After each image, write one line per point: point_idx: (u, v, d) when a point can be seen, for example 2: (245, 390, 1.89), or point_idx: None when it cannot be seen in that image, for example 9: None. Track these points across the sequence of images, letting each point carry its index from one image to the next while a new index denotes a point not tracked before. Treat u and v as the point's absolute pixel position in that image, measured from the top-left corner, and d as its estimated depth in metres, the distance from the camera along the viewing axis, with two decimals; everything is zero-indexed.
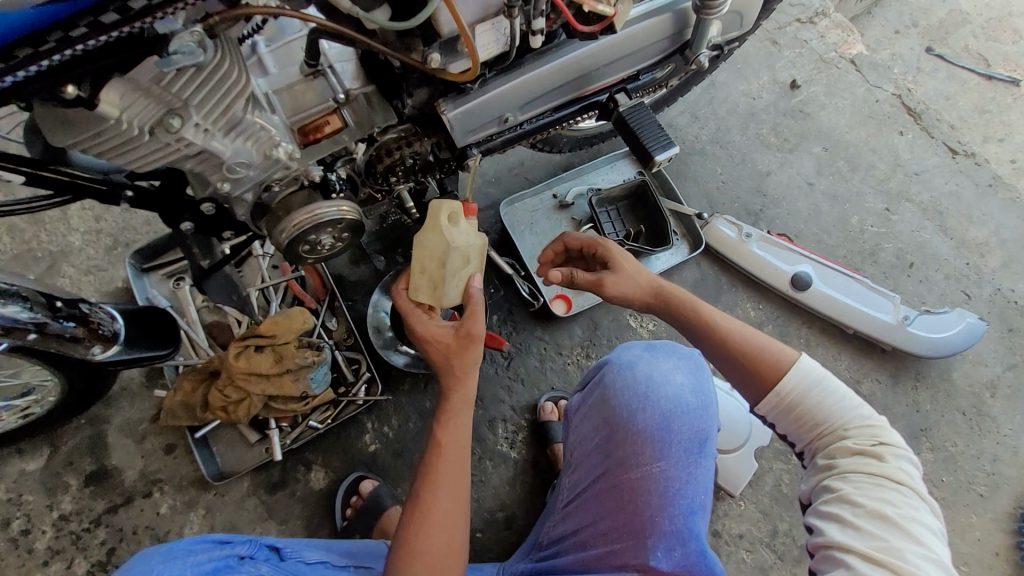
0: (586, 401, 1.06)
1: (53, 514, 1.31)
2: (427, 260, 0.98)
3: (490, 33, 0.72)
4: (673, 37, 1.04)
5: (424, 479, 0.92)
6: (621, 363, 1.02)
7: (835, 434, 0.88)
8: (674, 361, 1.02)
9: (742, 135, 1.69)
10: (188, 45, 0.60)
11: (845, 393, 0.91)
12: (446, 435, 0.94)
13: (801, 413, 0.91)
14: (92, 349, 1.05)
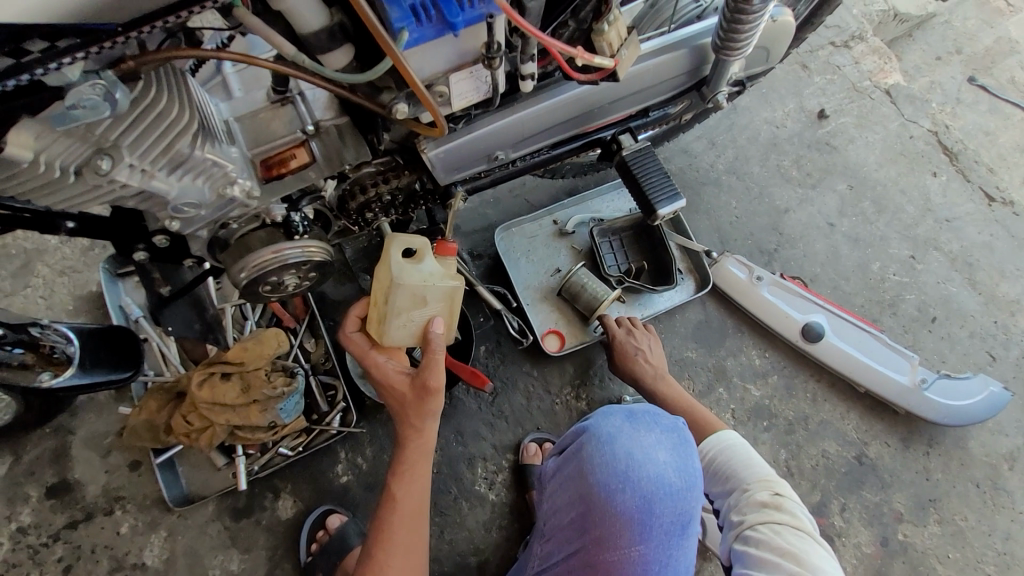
0: (562, 468, 0.98)
1: (11, 526, 1.25)
2: (380, 297, 0.87)
3: (467, 82, 0.60)
4: (689, 74, 0.94)
5: (378, 535, 0.90)
6: (600, 434, 0.94)
7: (741, 488, 0.98)
8: (657, 434, 0.94)
9: (761, 166, 1.58)
10: (91, 98, 0.52)
11: (745, 452, 1.02)
12: (400, 491, 0.91)
13: (716, 471, 1.04)
14: (43, 374, 1.01)
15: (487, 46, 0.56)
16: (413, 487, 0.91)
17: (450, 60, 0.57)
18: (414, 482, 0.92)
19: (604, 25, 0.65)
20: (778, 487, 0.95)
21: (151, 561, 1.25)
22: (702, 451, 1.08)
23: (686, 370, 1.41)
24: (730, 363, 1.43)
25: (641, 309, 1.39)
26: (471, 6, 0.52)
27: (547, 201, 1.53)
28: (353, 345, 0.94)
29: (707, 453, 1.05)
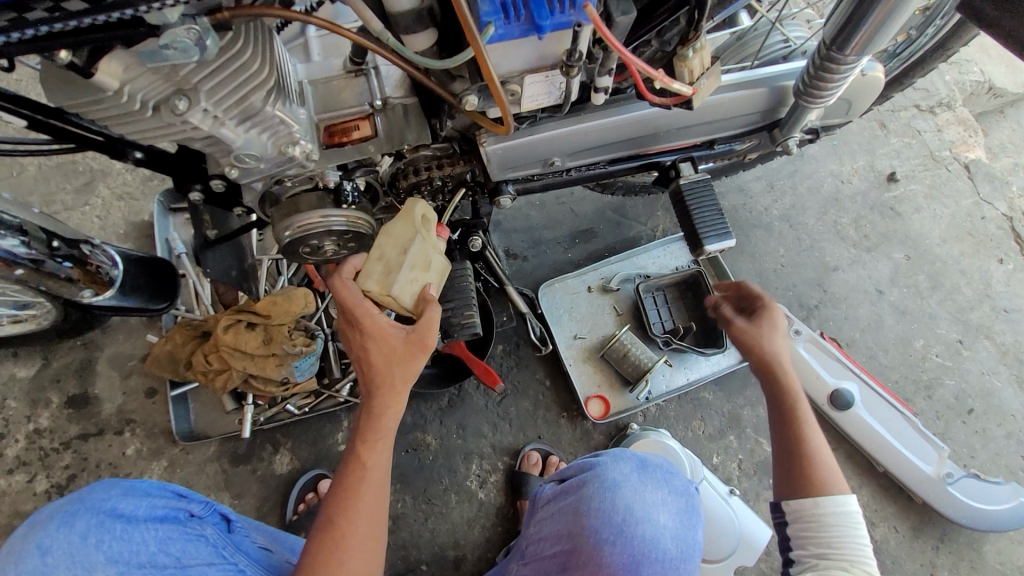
0: (558, 501, 0.99)
1: (30, 426, 1.32)
2: (389, 247, 0.86)
3: (541, 86, 0.60)
4: (764, 113, 0.92)
5: (343, 501, 0.82)
6: (605, 478, 0.95)
7: (840, 563, 0.80)
8: (662, 495, 0.95)
9: (817, 219, 1.54)
10: (183, 41, 0.54)
11: (861, 536, 0.83)
12: (370, 455, 0.85)
13: (817, 533, 0.83)
14: (85, 292, 1.03)
15: (568, 54, 0.55)
16: (383, 451, 0.86)
17: (528, 61, 0.57)
18: (383, 443, 0.86)
19: (689, 51, 0.64)
20: (873, 569, 0.80)
21: None
22: (813, 502, 0.83)
23: (699, 411, 1.38)
24: (746, 412, 1.39)
25: (689, 378, 1.37)
26: (562, 12, 0.51)
27: (591, 215, 1.53)
28: (342, 292, 0.86)
29: (818, 511, 0.83)
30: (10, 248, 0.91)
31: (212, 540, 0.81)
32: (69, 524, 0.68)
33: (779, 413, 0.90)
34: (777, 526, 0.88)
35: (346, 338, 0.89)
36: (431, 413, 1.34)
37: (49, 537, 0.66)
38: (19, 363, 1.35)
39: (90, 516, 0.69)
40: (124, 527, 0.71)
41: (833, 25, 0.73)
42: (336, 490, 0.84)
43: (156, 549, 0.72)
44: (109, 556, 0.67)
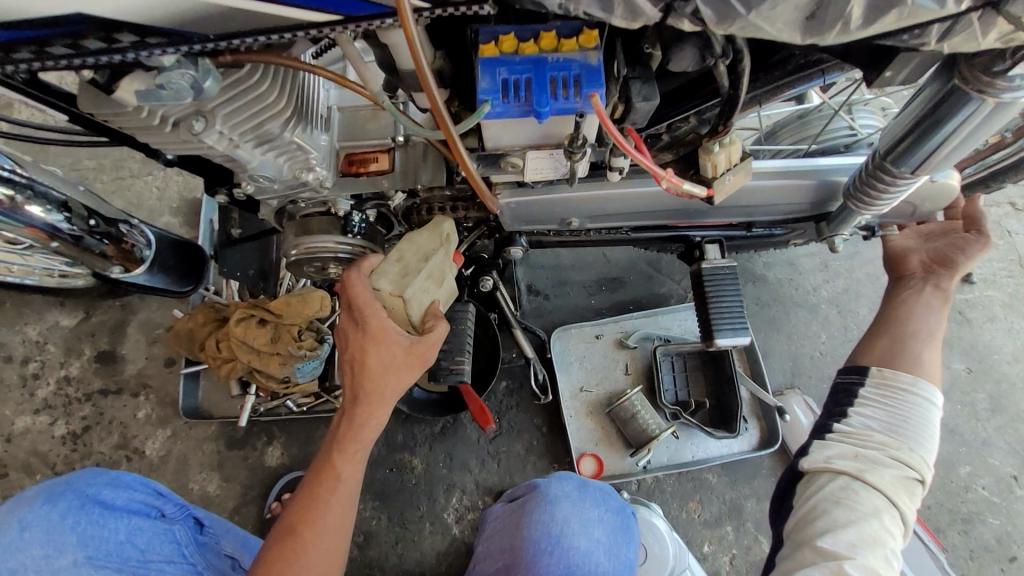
0: (505, 514, 1.02)
1: (61, 372, 1.42)
2: (411, 252, 0.81)
3: (544, 163, 0.56)
4: (812, 204, 0.84)
5: (310, 503, 0.80)
6: (546, 494, 0.97)
7: (886, 449, 0.80)
8: (600, 512, 0.96)
9: (871, 309, 1.41)
10: (178, 82, 0.54)
11: (930, 440, 0.82)
12: (347, 464, 0.82)
13: (893, 403, 0.84)
14: (115, 267, 1.10)
15: (571, 139, 0.52)
16: (359, 459, 0.83)
17: (531, 138, 0.54)
18: (362, 452, 0.82)
19: (715, 145, 0.59)
20: (904, 505, 0.78)
21: (150, 452, 1.36)
22: (908, 378, 0.85)
23: (699, 492, 1.30)
24: (750, 504, 1.29)
25: (696, 455, 1.29)
26: (565, 98, 0.48)
27: (624, 263, 1.47)
28: (351, 287, 0.77)
29: (909, 387, 0.84)
30: (53, 223, 0.96)
31: (176, 537, 0.83)
32: (52, 504, 0.75)
33: (887, 319, 0.95)
34: (843, 387, 0.89)
35: (342, 334, 0.81)
36: (422, 437, 1.33)
37: (31, 513, 0.74)
38: (63, 312, 1.45)
39: (74, 498, 0.77)
40: (101, 512, 0.77)
41: (892, 135, 0.65)
42: (304, 493, 0.81)
43: (124, 539, 0.77)
44: (81, 539, 0.74)
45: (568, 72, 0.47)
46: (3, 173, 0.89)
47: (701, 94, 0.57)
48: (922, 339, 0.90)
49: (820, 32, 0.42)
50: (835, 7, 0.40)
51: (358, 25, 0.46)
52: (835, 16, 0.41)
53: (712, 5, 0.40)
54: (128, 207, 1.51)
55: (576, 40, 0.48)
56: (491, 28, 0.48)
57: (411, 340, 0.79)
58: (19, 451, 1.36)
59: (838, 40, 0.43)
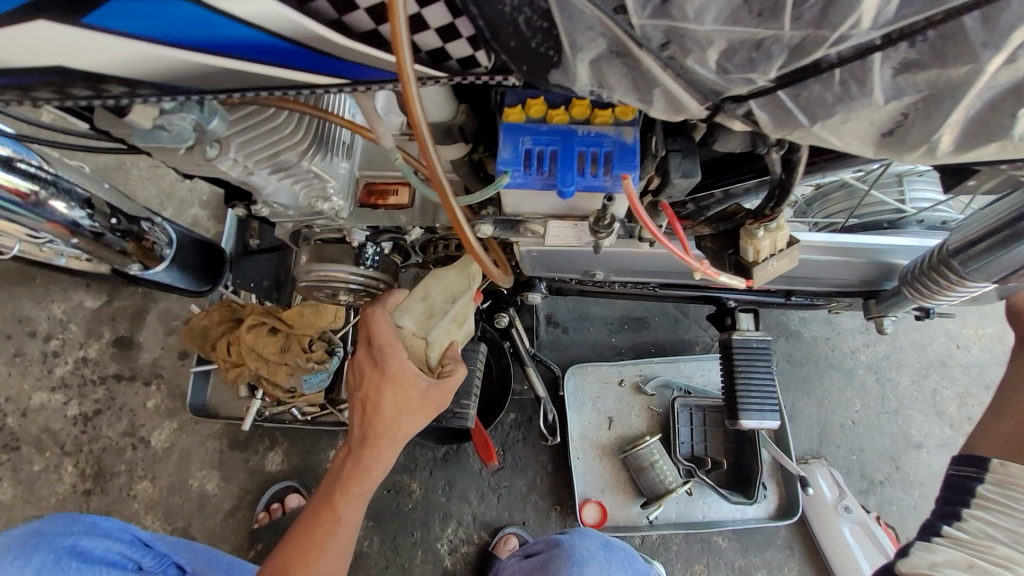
0: (520, 570, 0.91)
1: (80, 353, 1.44)
2: (437, 291, 0.75)
3: (565, 233, 0.52)
4: (861, 282, 0.77)
5: (305, 545, 0.73)
6: (572, 553, 0.87)
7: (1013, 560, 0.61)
8: (626, 574, 0.86)
9: (911, 380, 1.32)
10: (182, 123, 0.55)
11: None
12: (348, 507, 0.75)
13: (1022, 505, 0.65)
14: (135, 265, 1.10)
15: (598, 216, 0.47)
16: (361, 503, 0.76)
17: (555, 208, 0.50)
18: (366, 495, 0.75)
19: (760, 230, 0.52)
20: None
21: (156, 443, 1.37)
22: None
23: (704, 555, 1.23)
24: (759, 575, 1.21)
25: (707, 517, 1.22)
26: (594, 176, 0.43)
27: (650, 303, 1.41)
28: (375, 323, 0.72)
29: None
30: (75, 219, 0.96)
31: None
32: (25, 560, 0.71)
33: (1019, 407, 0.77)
34: (957, 479, 0.72)
35: (356, 370, 0.74)
36: (423, 461, 1.30)
37: (2, 569, 0.70)
38: (88, 293, 1.48)
39: (49, 552, 0.73)
40: (78, 567, 0.74)
41: (962, 235, 0.57)
42: (298, 533, 0.75)
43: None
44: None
45: (599, 149, 0.43)
46: (29, 168, 0.89)
47: (746, 169, 0.52)
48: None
49: (896, 149, 0.37)
50: (919, 129, 0.36)
51: (365, 88, 0.42)
52: (918, 138, 0.36)
53: (768, 109, 0.35)
54: (160, 195, 1.52)
55: (611, 112, 0.43)
56: (519, 91, 0.44)
57: (430, 384, 0.73)
58: (33, 427, 1.38)
59: (919, 159, 0.39)
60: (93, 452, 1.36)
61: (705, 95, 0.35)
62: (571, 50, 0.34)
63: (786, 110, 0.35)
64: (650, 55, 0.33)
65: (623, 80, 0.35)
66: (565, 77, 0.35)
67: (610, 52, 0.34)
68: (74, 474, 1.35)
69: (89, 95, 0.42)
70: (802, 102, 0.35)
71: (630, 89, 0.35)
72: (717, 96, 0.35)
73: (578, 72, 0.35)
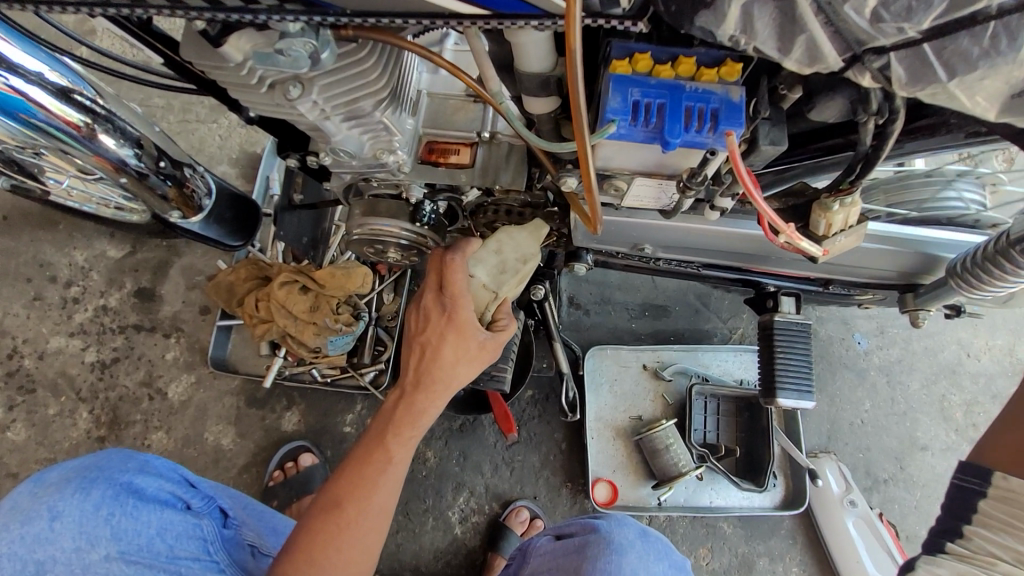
0: (556, 550, 0.89)
1: (99, 301, 1.43)
2: (510, 248, 0.81)
3: (651, 191, 0.56)
4: (902, 274, 0.79)
5: (357, 482, 0.76)
6: (610, 541, 0.85)
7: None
8: (664, 569, 0.85)
9: (921, 385, 1.35)
10: (297, 51, 0.53)
11: None
12: (400, 449, 0.78)
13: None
14: (174, 213, 1.11)
15: (691, 173, 0.50)
16: (410, 447, 0.79)
17: (643, 164, 0.52)
18: (416, 439, 0.79)
19: (834, 204, 0.55)
20: None
21: (173, 395, 1.36)
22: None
23: (710, 539, 1.26)
24: (761, 562, 1.25)
25: (713, 502, 1.25)
26: (698, 132, 0.45)
27: (672, 292, 1.42)
28: (451, 271, 0.76)
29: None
30: (123, 158, 0.97)
31: (203, 534, 0.81)
32: (86, 494, 0.74)
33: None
34: (957, 488, 0.67)
35: (420, 316, 0.79)
36: (440, 430, 1.31)
37: (64, 502, 0.73)
38: (111, 242, 1.46)
39: (107, 487, 0.76)
40: (135, 504, 0.77)
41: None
42: (350, 473, 0.77)
43: (154, 533, 0.76)
44: (115, 533, 0.73)
45: (706, 105, 0.45)
46: (84, 101, 0.89)
47: (823, 145, 0.56)
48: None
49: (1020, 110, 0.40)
50: None
51: (501, 22, 0.43)
52: None
53: (907, 64, 0.38)
54: (190, 150, 1.51)
55: (718, 70, 0.44)
56: (626, 43, 0.45)
57: (487, 336, 0.79)
58: (49, 370, 1.38)
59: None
60: (108, 400, 1.36)
61: (849, 44, 0.37)
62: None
63: (926, 65, 0.37)
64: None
65: (769, 27, 0.37)
66: (713, 20, 0.38)
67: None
68: (89, 421, 1.34)
69: (233, 7, 0.45)
70: (945, 56, 0.37)
71: (773, 35, 0.38)
72: (859, 47, 0.37)
73: (729, 15, 0.37)
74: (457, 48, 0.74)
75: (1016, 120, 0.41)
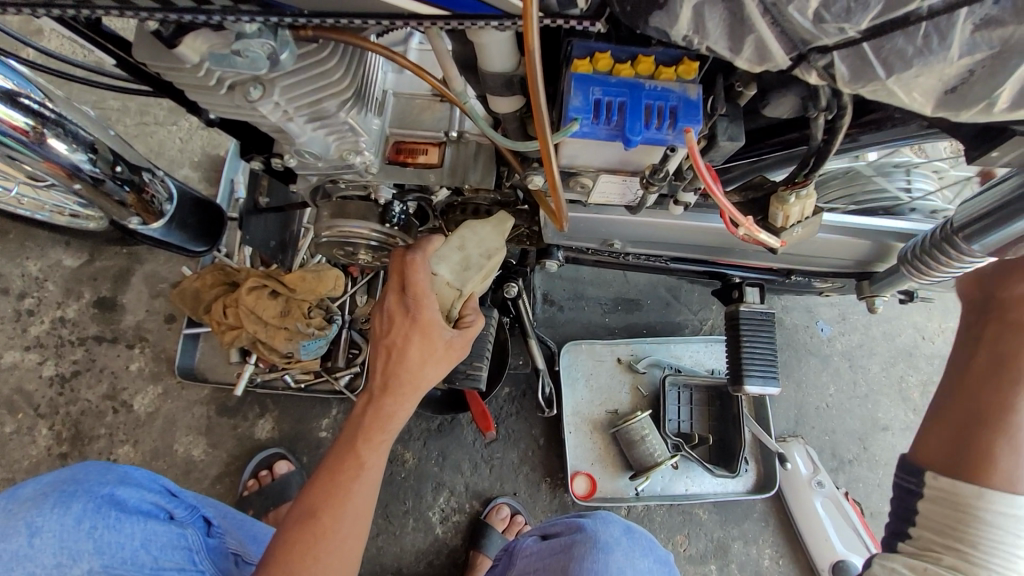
0: (541, 551, 0.91)
1: (57, 312, 1.37)
2: (472, 243, 0.80)
3: (616, 186, 0.57)
4: (858, 262, 0.83)
5: (329, 491, 0.75)
6: (596, 540, 0.86)
7: (959, 565, 0.67)
8: (649, 564, 0.86)
9: (881, 367, 1.41)
10: (257, 52, 0.52)
11: None
12: (371, 454, 0.78)
13: (962, 524, 0.69)
14: (134, 219, 1.07)
15: (653, 170, 0.51)
16: (383, 450, 0.79)
17: (608, 162, 0.53)
18: (388, 442, 0.79)
19: (791, 196, 0.56)
20: None
21: (139, 407, 1.32)
22: (976, 491, 0.68)
23: (687, 526, 1.29)
24: (736, 545, 1.28)
25: (689, 489, 1.28)
26: (658, 129, 0.46)
27: (644, 286, 1.45)
28: (412, 270, 0.76)
29: (976, 502, 0.68)
30: (75, 163, 0.93)
31: (189, 543, 0.80)
32: (66, 508, 0.72)
33: (972, 387, 0.76)
34: (901, 489, 0.76)
35: (384, 318, 0.79)
36: (418, 432, 1.31)
37: (43, 517, 0.70)
38: (67, 251, 1.40)
39: (88, 500, 0.74)
40: (117, 516, 0.74)
41: (971, 210, 0.62)
42: (323, 480, 0.76)
43: (139, 545, 0.74)
44: (97, 546, 0.71)
45: (665, 103, 0.46)
46: (31, 105, 0.86)
47: (780, 140, 0.58)
48: (1002, 432, 0.71)
49: (957, 106, 0.42)
50: (982, 89, 0.41)
51: (461, 22, 0.44)
52: (978, 97, 0.41)
53: (849, 62, 0.40)
54: (149, 154, 1.46)
55: (675, 69, 0.46)
56: (587, 43, 0.46)
57: (453, 334, 0.80)
58: (5, 387, 1.32)
59: (974, 117, 0.43)
60: (70, 415, 1.31)
61: (795, 44, 0.39)
62: None
63: (867, 63, 0.39)
64: (756, 1, 0.37)
65: (720, 27, 0.39)
66: (666, 20, 0.39)
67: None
68: (49, 437, 1.29)
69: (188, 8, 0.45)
70: (884, 54, 0.39)
71: (724, 34, 0.39)
72: (805, 46, 0.39)
73: (681, 15, 0.38)
74: (421, 48, 0.74)
75: (953, 115, 0.43)
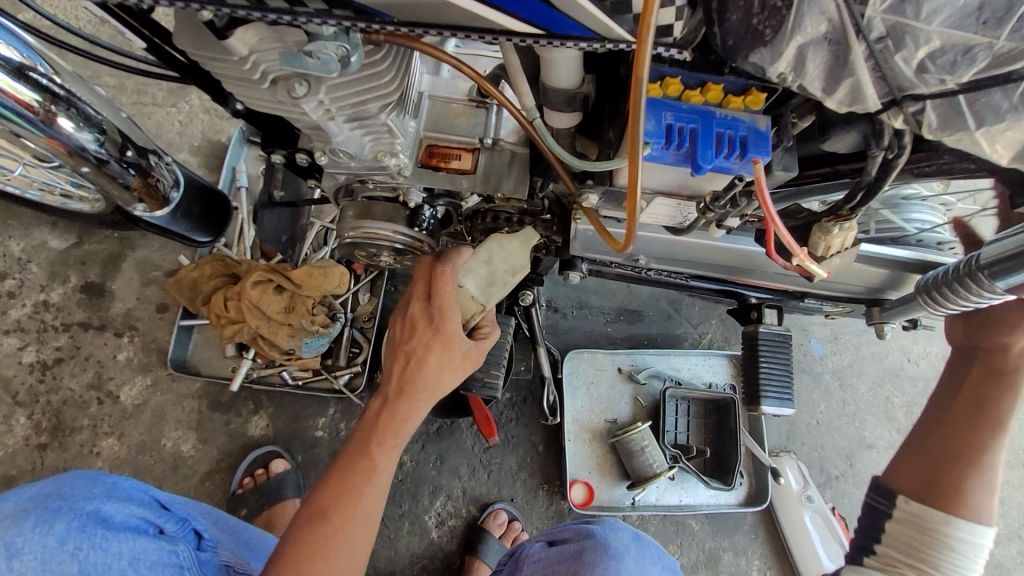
0: (549, 555, 0.91)
1: (40, 296, 1.31)
2: (500, 258, 0.79)
3: (670, 210, 0.58)
4: (871, 289, 0.86)
5: (339, 495, 0.74)
6: (607, 547, 0.86)
7: None
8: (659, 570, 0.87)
9: (869, 387, 1.46)
10: (327, 53, 0.51)
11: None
12: (384, 457, 0.77)
13: (929, 548, 0.70)
14: (138, 205, 1.03)
15: (714, 197, 0.53)
16: (395, 455, 0.78)
17: (667, 184, 0.55)
18: (399, 446, 0.78)
19: (834, 227, 0.57)
20: None
21: (125, 399, 1.27)
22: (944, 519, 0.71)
23: (679, 536, 1.31)
24: (726, 557, 1.31)
25: (683, 500, 1.30)
26: (727, 157, 0.47)
27: (646, 297, 1.47)
28: (441, 283, 0.75)
29: (945, 529, 0.70)
30: (82, 143, 0.89)
31: (179, 560, 0.77)
32: (48, 527, 0.68)
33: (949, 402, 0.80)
34: (871, 509, 0.78)
35: (406, 324, 0.77)
36: (416, 434, 1.30)
37: (24, 538, 0.66)
38: (53, 232, 1.34)
39: (72, 518, 0.71)
40: (103, 534, 0.71)
41: (999, 248, 0.64)
42: (335, 480, 0.75)
43: (127, 564, 0.71)
44: (83, 568, 0.68)
45: (735, 132, 0.47)
46: (41, 81, 0.82)
47: (818, 172, 0.60)
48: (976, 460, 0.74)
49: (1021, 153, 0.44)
50: None
51: (550, 41, 0.43)
52: None
53: (940, 111, 0.42)
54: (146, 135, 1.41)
55: (744, 99, 0.46)
56: (659, 67, 0.46)
57: (471, 346, 0.79)
58: None
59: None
60: (50, 405, 1.25)
61: (891, 89, 0.41)
62: (789, 32, 0.38)
63: (958, 114, 0.41)
64: (862, 43, 0.38)
65: (819, 68, 0.40)
66: (770, 58, 0.40)
67: (823, 38, 0.38)
68: (28, 426, 1.23)
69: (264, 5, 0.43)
70: (976, 107, 0.41)
71: (821, 76, 0.41)
72: (899, 92, 0.41)
73: (785, 53, 0.40)
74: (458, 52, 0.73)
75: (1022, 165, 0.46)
